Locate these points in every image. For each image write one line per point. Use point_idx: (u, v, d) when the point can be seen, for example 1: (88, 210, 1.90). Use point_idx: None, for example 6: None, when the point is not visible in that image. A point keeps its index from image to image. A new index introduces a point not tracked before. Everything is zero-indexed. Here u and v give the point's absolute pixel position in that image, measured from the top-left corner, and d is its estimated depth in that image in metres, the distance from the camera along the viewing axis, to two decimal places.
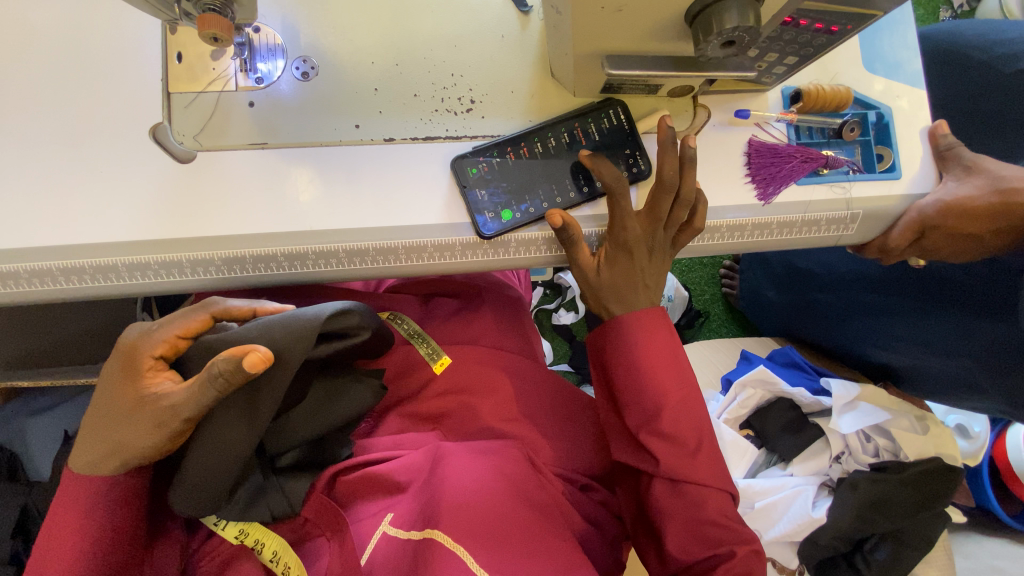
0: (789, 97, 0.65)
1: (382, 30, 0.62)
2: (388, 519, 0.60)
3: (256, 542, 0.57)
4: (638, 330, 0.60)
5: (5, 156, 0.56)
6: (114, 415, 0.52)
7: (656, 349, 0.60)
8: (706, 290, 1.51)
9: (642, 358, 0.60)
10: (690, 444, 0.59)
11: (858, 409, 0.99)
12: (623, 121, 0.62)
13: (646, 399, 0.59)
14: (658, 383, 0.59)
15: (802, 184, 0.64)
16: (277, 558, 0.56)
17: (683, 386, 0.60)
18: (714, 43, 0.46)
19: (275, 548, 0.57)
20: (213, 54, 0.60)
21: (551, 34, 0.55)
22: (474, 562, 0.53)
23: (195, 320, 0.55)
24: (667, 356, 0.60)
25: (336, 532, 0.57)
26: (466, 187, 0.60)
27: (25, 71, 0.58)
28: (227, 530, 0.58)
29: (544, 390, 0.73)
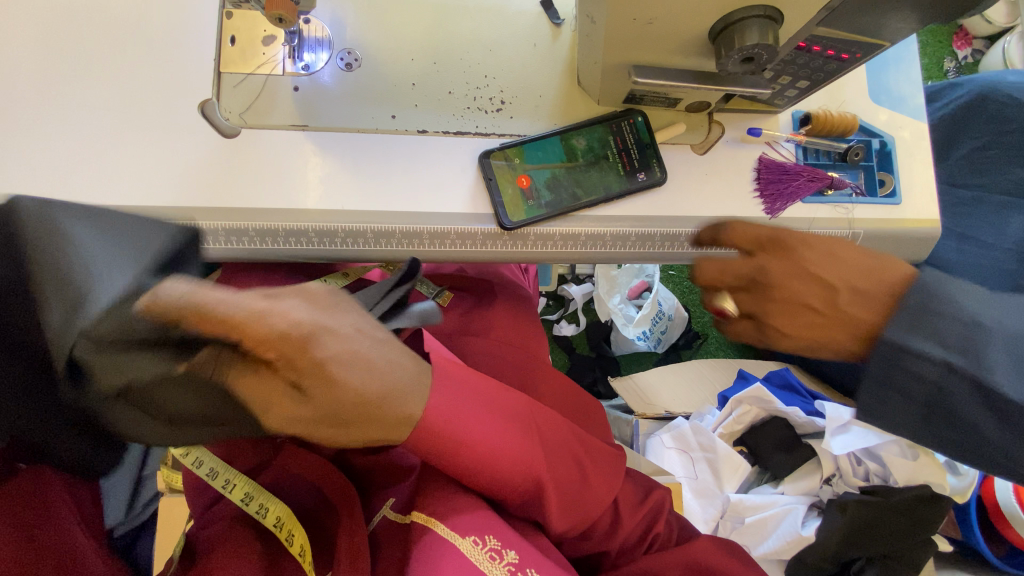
0: (799, 120, 0.69)
1: (423, 31, 0.66)
2: (390, 504, 0.62)
3: (260, 507, 0.59)
4: (412, 387, 0.48)
5: (61, 119, 0.59)
6: None
7: (449, 398, 0.50)
8: (706, 312, 1.54)
9: (424, 428, 0.48)
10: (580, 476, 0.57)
11: (852, 432, 1.00)
12: (644, 130, 0.66)
13: (527, 468, 0.52)
14: (513, 442, 0.52)
15: (807, 202, 0.67)
16: (280, 524, 0.58)
17: (533, 437, 0.54)
18: (734, 58, 0.50)
19: (278, 514, 0.59)
20: (264, 41, 0.64)
21: (583, 43, 0.59)
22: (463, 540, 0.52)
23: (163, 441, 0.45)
24: (461, 404, 0.50)
25: (342, 503, 0.58)
26: (491, 180, 0.63)
27: (86, 42, 0.62)
28: (234, 493, 0.61)
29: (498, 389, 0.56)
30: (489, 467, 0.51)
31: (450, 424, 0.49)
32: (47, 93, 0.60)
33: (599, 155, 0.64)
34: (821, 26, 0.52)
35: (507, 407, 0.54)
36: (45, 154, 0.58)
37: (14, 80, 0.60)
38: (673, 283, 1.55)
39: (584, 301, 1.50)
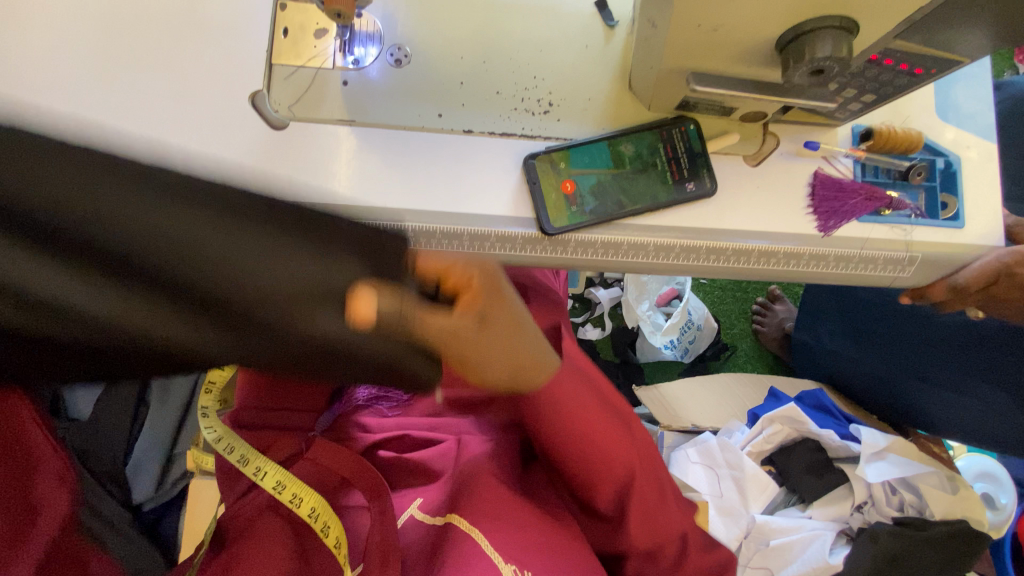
0: (859, 135, 0.66)
1: (473, 29, 0.65)
2: (416, 503, 0.63)
3: (295, 497, 0.59)
4: (534, 354, 0.56)
5: (114, 105, 0.60)
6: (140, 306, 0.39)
7: (571, 390, 0.57)
8: (737, 324, 1.51)
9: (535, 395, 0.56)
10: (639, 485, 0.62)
11: (887, 461, 0.97)
12: (695, 139, 0.63)
13: (604, 456, 0.58)
14: (598, 426, 0.58)
15: (863, 221, 0.64)
16: (315, 515, 0.59)
17: (617, 422, 0.60)
18: (803, 70, 0.48)
19: (313, 504, 0.59)
20: (316, 34, 0.64)
21: (639, 48, 0.57)
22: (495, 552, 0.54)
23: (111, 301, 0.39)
24: (566, 383, 0.57)
25: (372, 496, 0.59)
26: (535, 184, 0.62)
27: (141, 28, 0.62)
28: (265, 480, 0.60)
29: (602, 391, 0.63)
30: (574, 444, 0.58)
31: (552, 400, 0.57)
32: (102, 78, 0.61)
33: (648, 162, 0.63)
34: (898, 39, 0.49)
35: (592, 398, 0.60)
36: None
37: (72, 62, 0.61)
38: (704, 293, 1.51)
39: (611, 306, 1.47)
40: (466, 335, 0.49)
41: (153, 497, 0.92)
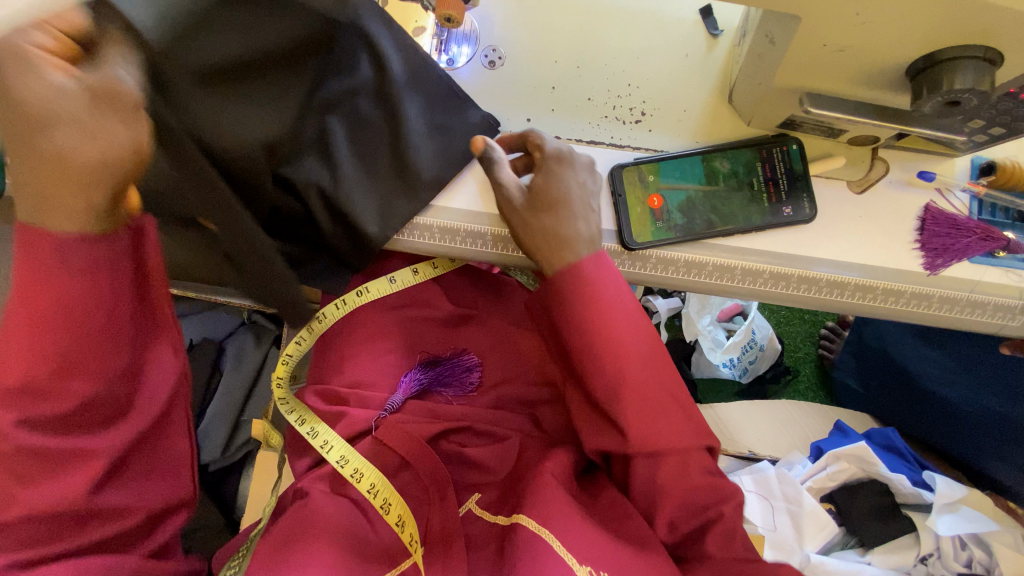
0: (980, 168, 0.61)
1: (569, 33, 0.64)
2: (475, 497, 0.63)
3: (356, 472, 0.61)
4: (631, 342, 0.55)
5: None
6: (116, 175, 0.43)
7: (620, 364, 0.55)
8: (800, 348, 1.44)
9: (625, 376, 0.54)
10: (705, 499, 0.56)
11: (959, 513, 0.90)
12: (796, 160, 0.60)
13: (680, 465, 0.55)
14: (686, 430, 0.56)
15: (974, 262, 0.59)
16: (374, 490, 0.60)
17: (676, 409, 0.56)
18: (937, 100, 0.44)
19: (373, 482, 0.61)
20: (414, 31, 0.64)
21: (748, 63, 0.55)
22: (568, 555, 0.53)
23: None
24: (662, 381, 0.56)
25: (428, 481, 0.60)
26: (620, 197, 0.60)
27: None
28: (330, 454, 0.63)
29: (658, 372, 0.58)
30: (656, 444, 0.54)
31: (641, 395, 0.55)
32: None
33: (742, 181, 0.60)
34: None
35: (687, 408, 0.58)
36: None
37: None
38: (767, 313, 1.45)
39: (668, 317, 1.43)
40: (522, 220, 0.56)
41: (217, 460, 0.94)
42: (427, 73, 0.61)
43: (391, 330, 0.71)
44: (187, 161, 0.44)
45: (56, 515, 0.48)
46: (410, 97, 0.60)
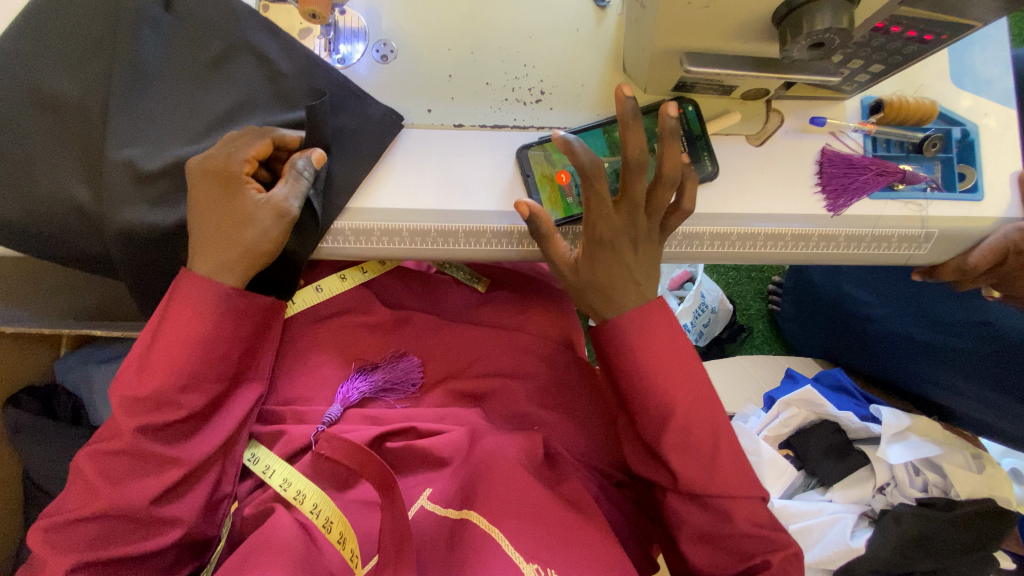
0: (869, 108, 0.63)
1: (459, 20, 0.63)
2: (427, 493, 0.62)
3: (300, 493, 0.60)
4: (668, 343, 0.56)
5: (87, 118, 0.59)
6: (220, 222, 0.54)
7: (660, 370, 0.56)
8: (752, 305, 1.48)
9: (644, 356, 0.56)
10: (711, 484, 0.55)
11: (908, 440, 0.95)
12: (694, 121, 0.61)
13: (690, 448, 0.55)
14: (705, 416, 0.56)
15: (874, 198, 0.62)
16: (317, 511, 0.59)
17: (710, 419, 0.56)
18: (802, 45, 0.45)
19: (316, 501, 0.60)
20: (300, 34, 0.63)
21: (631, 29, 0.55)
22: (509, 546, 0.55)
23: (260, 144, 0.55)
24: (699, 379, 0.56)
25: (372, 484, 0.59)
26: (529, 176, 0.60)
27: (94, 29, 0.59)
28: (272, 478, 0.61)
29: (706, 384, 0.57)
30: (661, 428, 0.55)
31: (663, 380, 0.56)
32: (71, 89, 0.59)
33: (645, 148, 0.60)
34: (903, 5, 0.46)
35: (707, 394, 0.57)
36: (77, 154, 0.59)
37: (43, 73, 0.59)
38: (717, 274, 1.48)
39: None
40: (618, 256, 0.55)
41: None
42: (318, 75, 0.60)
43: (324, 341, 0.70)
44: (255, 219, 0.54)
45: (120, 516, 0.54)
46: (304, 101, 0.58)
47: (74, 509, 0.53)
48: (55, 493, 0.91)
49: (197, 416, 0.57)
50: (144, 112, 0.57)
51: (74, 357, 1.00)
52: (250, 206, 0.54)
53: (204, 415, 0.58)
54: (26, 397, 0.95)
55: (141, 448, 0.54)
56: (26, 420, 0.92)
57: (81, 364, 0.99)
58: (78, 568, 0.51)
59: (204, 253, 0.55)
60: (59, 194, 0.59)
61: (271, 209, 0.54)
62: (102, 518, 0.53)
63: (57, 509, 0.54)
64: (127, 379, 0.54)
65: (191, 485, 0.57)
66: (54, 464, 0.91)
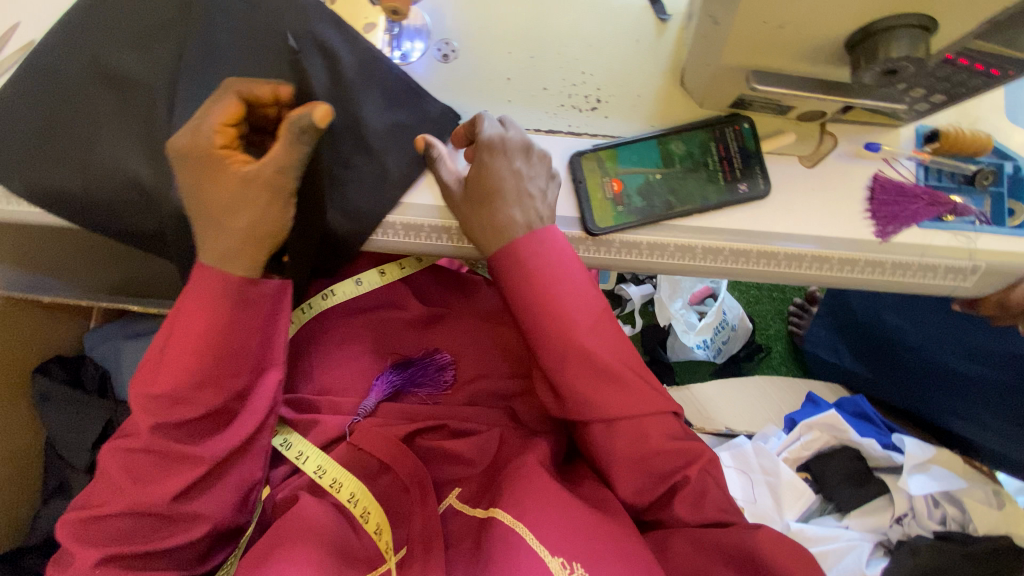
0: (924, 137, 0.63)
1: (521, 24, 0.64)
2: (455, 492, 0.63)
3: (335, 481, 0.60)
4: (581, 306, 0.56)
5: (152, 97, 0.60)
6: (219, 205, 0.52)
7: (578, 334, 0.56)
8: (771, 325, 1.47)
9: (551, 332, 0.56)
10: (698, 511, 0.55)
11: (929, 473, 0.94)
12: (749, 139, 0.61)
13: (644, 465, 0.56)
14: (659, 433, 0.56)
15: (923, 227, 0.61)
16: (355, 500, 0.60)
17: (639, 374, 0.57)
18: (875, 71, 0.46)
19: (353, 490, 0.60)
20: (364, 28, 0.63)
21: (696, 44, 0.55)
22: (543, 550, 0.53)
23: (227, 104, 0.50)
24: (611, 344, 0.56)
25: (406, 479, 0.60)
26: (581, 183, 0.60)
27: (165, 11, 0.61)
28: (306, 465, 0.62)
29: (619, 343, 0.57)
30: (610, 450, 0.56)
31: (611, 403, 0.55)
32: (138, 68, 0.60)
33: (698, 162, 0.61)
34: (978, 38, 0.46)
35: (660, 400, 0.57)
36: (138, 132, 0.60)
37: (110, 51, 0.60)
38: (738, 292, 1.48)
39: (642, 303, 1.45)
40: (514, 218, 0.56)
41: None
42: (380, 69, 0.61)
43: (361, 332, 0.70)
44: (246, 200, 0.51)
45: (146, 512, 0.54)
46: (366, 95, 0.59)
47: (104, 502, 0.54)
48: (76, 463, 0.92)
49: (217, 412, 0.56)
50: (211, 95, 0.58)
51: (105, 330, 1.01)
52: (238, 184, 0.51)
53: (226, 411, 0.57)
54: (55, 367, 0.96)
55: (156, 446, 0.54)
56: (53, 389, 0.94)
57: (111, 337, 1.00)
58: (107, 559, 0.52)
59: (207, 242, 0.53)
60: (118, 174, 0.60)
61: (258, 185, 0.51)
62: (130, 513, 0.53)
63: (94, 500, 0.55)
64: (147, 376, 0.54)
65: (212, 482, 0.57)
66: (80, 434, 0.92)
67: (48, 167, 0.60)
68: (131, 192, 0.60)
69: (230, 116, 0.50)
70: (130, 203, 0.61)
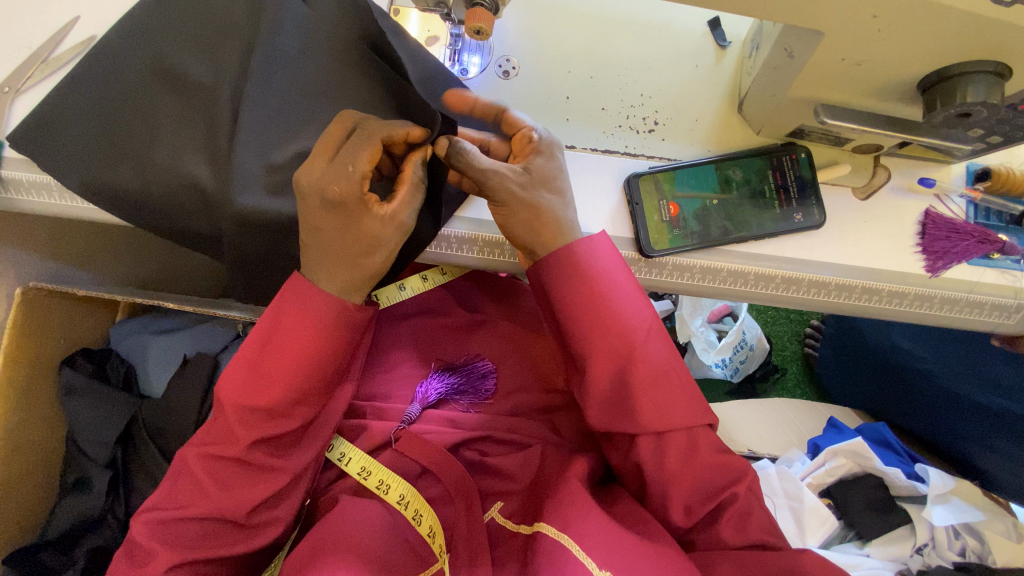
0: (974, 174, 0.64)
1: (582, 44, 0.64)
2: (497, 505, 0.62)
3: (382, 484, 0.60)
4: (629, 314, 0.55)
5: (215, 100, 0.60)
6: (354, 248, 0.52)
7: (622, 339, 0.55)
8: (788, 347, 1.48)
9: (595, 334, 0.55)
10: (746, 538, 0.55)
11: (951, 503, 0.95)
12: (805, 168, 0.62)
13: (691, 479, 0.55)
14: (706, 446, 0.56)
15: (972, 264, 0.62)
16: (404, 502, 0.60)
17: (684, 386, 0.56)
18: (948, 113, 0.46)
19: (402, 492, 0.61)
20: (427, 41, 0.64)
21: (762, 74, 0.56)
22: (593, 564, 0.51)
23: (375, 153, 0.49)
24: (659, 353, 0.56)
25: (452, 482, 0.60)
26: (637, 205, 0.61)
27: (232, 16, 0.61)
28: (349, 467, 0.62)
29: (666, 352, 0.57)
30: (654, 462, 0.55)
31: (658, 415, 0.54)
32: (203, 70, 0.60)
33: (753, 189, 0.61)
34: None
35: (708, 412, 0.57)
36: (200, 135, 0.60)
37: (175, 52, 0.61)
38: (756, 312, 1.49)
39: (660, 319, 1.46)
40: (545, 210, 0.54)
41: None
42: (442, 83, 0.61)
43: (405, 340, 0.70)
44: (382, 244, 0.52)
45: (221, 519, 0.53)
46: None
47: (177, 505, 0.53)
48: (95, 458, 0.91)
49: (303, 426, 0.56)
50: (276, 102, 0.58)
51: (130, 324, 1.00)
52: (378, 227, 0.52)
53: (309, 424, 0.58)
54: (81, 359, 0.95)
55: (252, 458, 0.53)
56: (79, 383, 0.92)
57: (135, 332, 0.99)
58: (177, 565, 0.51)
59: (326, 273, 0.53)
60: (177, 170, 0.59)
61: (396, 227, 0.52)
62: (209, 518, 0.53)
63: (162, 502, 0.53)
64: (241, 386, 0.53)
65: (288, 492, 0.57)
66: (103, 428, 0.92)
67: (105, 164, 0.59)
68: (189, 194, 0.60)
69: (376, 160, 0.49)
70: (187, 203, 0.61)
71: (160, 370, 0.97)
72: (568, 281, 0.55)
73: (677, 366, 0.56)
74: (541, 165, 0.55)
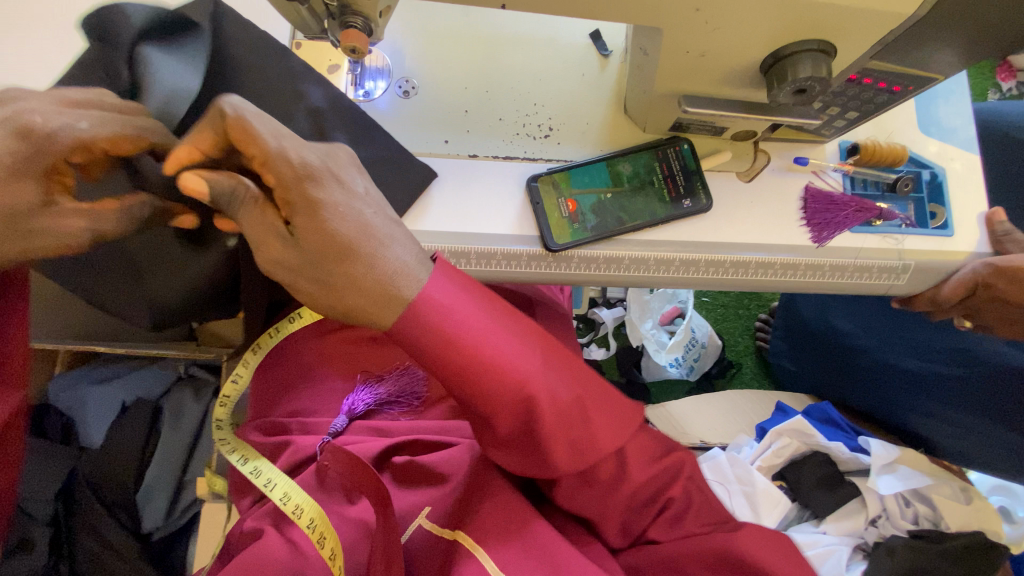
0: (846, 150, 0.70)
1: (476, 63, 0.69)
2: (425, 512, 0.62)
3: (295, 508, 0.58)
4: (513, 359, 0.47)
5: None
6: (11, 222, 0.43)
7: (504, 384, 0.46)
8: (740, 342, 1.52)
9: (464, 380, 0.47)
10: (667, 513, 0.57)
11: (899, 473, 0.97)
12: (689, 157, 0.66)
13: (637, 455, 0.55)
14: (638, 457, 0.55)
15: (854, 231, 0.66)
16: (312, 525, 0.57)
17: (604, 402, 0.51)
18: (787, 91, 0.51)
19: (311, 516, 0.58)
20: (329, 70, 0.68)
21: (632, 73, 0.61)
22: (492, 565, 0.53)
23: (183, 149, 0.44)
24: (565, 379, 0.49)
25: (372, 501, 0.58)
26: (538, 204, 0.64)
27: None
28: (273, 491, 0.59)
29: (568, 384, 0.49)
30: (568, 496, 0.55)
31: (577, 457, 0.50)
32: None
33: (644, 181, 0.65)
34: (874, 59, 0.52)
35: (632, 417, 0.52)
36: None
37: None
38: (707, 311, 1.53)
39: (614, 326, 1.49)
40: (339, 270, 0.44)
41: (162, 525, 0.94)
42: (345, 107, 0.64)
43: (333, 356, 0.71)
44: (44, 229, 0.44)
45: None
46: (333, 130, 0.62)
47: None
48: (34, 515, 0.88)
49: None
50: None
51: (68, 376, 0.98)
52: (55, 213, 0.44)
53: None
54: None
55: None
56: None
57: (72, 385, 0.97)
58: None
59: None
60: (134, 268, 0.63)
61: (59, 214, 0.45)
62: None
63: None
64: None
65: None
66: (41, 487, 0.90)
67: None
68: None
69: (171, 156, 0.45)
70: None
71: (99, 420, 0.95)
72: (436, 350, 0.46)
73: (586, 392, 0.50)
74: (304, 218, 0.43)
